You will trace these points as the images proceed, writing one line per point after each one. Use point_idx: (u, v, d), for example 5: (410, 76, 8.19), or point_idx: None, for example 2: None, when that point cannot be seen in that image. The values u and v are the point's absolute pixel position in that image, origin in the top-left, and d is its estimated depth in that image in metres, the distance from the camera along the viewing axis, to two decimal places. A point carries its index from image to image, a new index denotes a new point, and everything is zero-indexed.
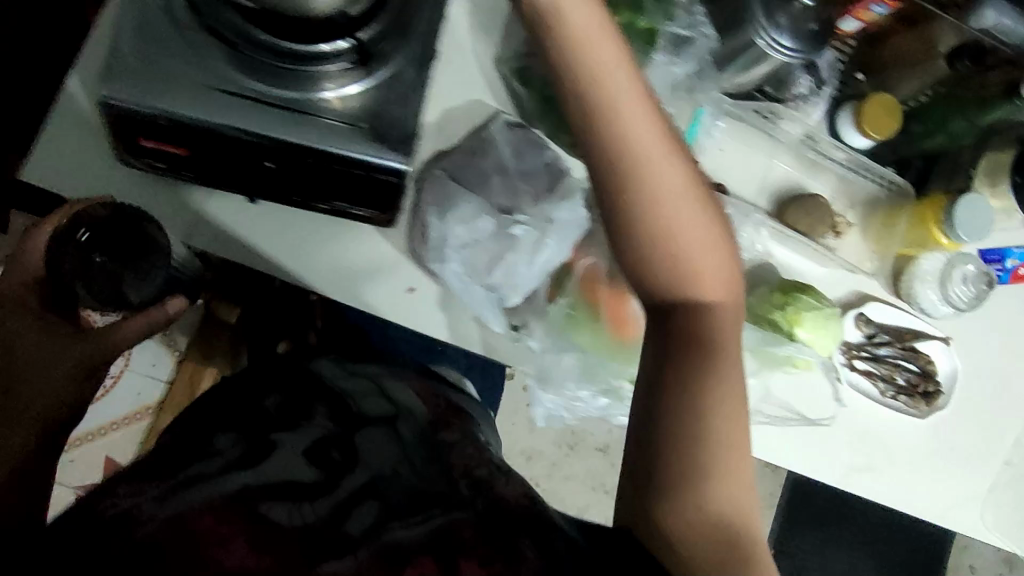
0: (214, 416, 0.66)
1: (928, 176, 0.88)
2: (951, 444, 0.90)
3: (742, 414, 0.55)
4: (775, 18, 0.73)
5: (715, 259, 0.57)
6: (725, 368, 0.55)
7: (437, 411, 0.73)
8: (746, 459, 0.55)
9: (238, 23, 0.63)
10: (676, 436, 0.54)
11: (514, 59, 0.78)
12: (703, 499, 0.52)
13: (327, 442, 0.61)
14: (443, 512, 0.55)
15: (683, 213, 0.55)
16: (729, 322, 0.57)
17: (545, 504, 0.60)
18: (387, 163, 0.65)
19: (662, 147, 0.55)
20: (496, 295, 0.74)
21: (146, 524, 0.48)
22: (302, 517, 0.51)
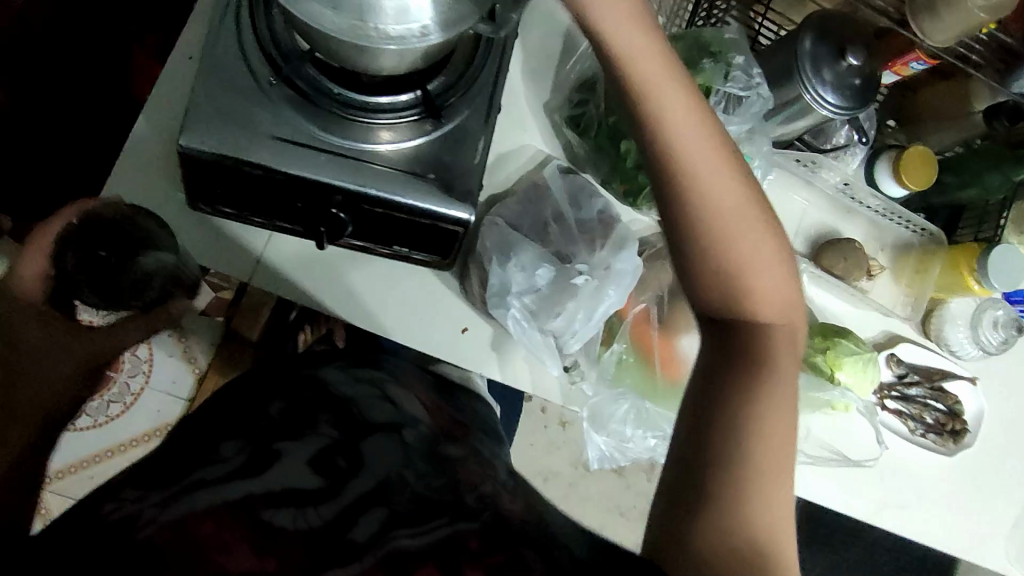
0: (218, 424, 0.57)
1: (956, 224, 0.92)
2: (976, 479, 0.92)
3: (791, 429, 0.52)
4: (823, 74, 0.74)
5: (773, 279, 0.56)
6: (774, 376, 0.53)
7: (442, 423, 0.66)
8: (784, 481, 0.51)
9: (316, 78, 0.65)
10: (723, 447, 0.51)
11: (567, 106, 0.81)
12: (740, 514, 0.48)
13: (334, 449, 0.53)
14: (450, 522, 0.45)
15: (739, 232, 0.56)
16: (789, 343, 0.56)
17: (557, 525, 0.50)
18: (455, 214, 0.68)
19: (711, 160, 0.56)
20: (555, 340, 0.74)
21: (142, 529, 0.40)
22: (306, 521, 0.43)
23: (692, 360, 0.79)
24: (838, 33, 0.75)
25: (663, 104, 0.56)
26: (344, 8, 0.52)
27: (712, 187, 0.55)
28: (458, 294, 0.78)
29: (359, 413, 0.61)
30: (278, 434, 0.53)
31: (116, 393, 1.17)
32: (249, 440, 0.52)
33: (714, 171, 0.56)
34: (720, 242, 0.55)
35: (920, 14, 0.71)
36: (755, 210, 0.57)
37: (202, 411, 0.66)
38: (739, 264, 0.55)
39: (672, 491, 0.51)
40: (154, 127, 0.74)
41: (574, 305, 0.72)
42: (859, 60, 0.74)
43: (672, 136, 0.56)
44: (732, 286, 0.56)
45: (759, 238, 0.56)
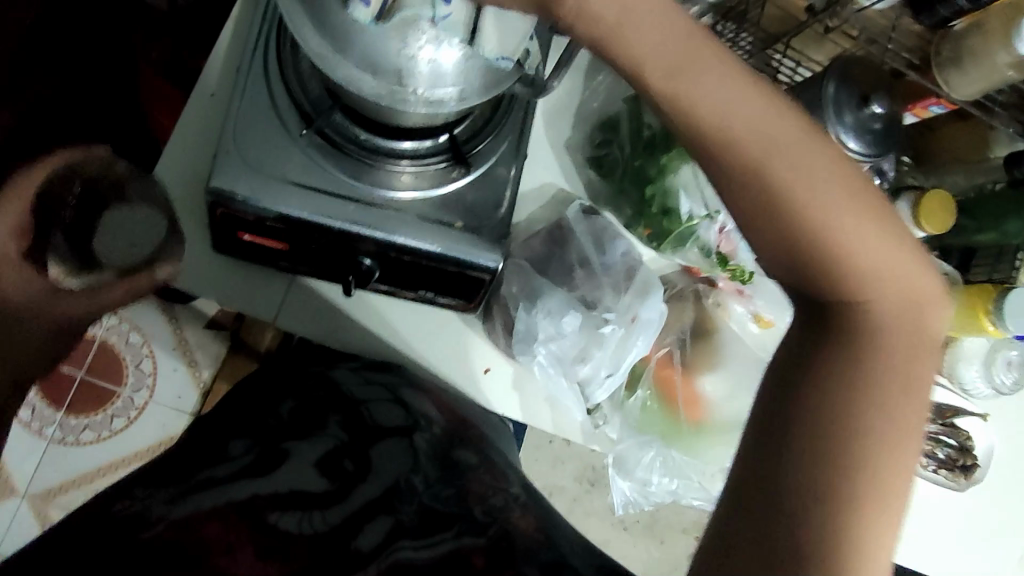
0: (234, 421, 0.67)
1: (970, 262, 0.92)
2: (985, 513, 0.93)
3: (896, 439, 0.45)
4: (844, 119, 0.74)
5: (876, 277, 0.48)
6: (873, 376, 0.46)
7: (452, 424, 0.72)
8: (891, 476, 0.45)
9: (345, 127, 0.66)
10: (809, 444, 0.45)
11: (590, 146, 0.80)
12: (833, 524, 0.43)
13: (342, 451, 0.62)
14: (454, 537, 0.52)
15: (837, 223, 0.47)
16: (902, 340, 0.48)
17: (559, 540, 0.57)
18: (483, 262, 0.68)
19: (812, 162, 0.47)
20: (581, 388, 0.74)
21: (153, 527, 0.45)
22: (311, 524, 0.50)
23: (714, 401, 0.79)
24: (859, 80, 0.75)
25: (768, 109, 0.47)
26: (386, 75, 0.54)
27: (813, 188, 0.46)
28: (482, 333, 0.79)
29: (366, 416, 0.69)
30: (289, 434, 0.63)
31: (121, 408, 1.20)
32: (260, 441, 0.61)
33: (817, 171, 0.47)
34: (824, 246, 0.47)
35: (944, 67, 0.72)
36: (863, 195, 0.47)
37: (213, 420, 0.71)
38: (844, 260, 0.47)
39: (739, 516, 0.45)
40: (175, 162, 0.73)
41: (600, 355, 0.73)
42: (883, 106, 0.74)
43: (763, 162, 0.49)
44: (812, 258, 0.48)
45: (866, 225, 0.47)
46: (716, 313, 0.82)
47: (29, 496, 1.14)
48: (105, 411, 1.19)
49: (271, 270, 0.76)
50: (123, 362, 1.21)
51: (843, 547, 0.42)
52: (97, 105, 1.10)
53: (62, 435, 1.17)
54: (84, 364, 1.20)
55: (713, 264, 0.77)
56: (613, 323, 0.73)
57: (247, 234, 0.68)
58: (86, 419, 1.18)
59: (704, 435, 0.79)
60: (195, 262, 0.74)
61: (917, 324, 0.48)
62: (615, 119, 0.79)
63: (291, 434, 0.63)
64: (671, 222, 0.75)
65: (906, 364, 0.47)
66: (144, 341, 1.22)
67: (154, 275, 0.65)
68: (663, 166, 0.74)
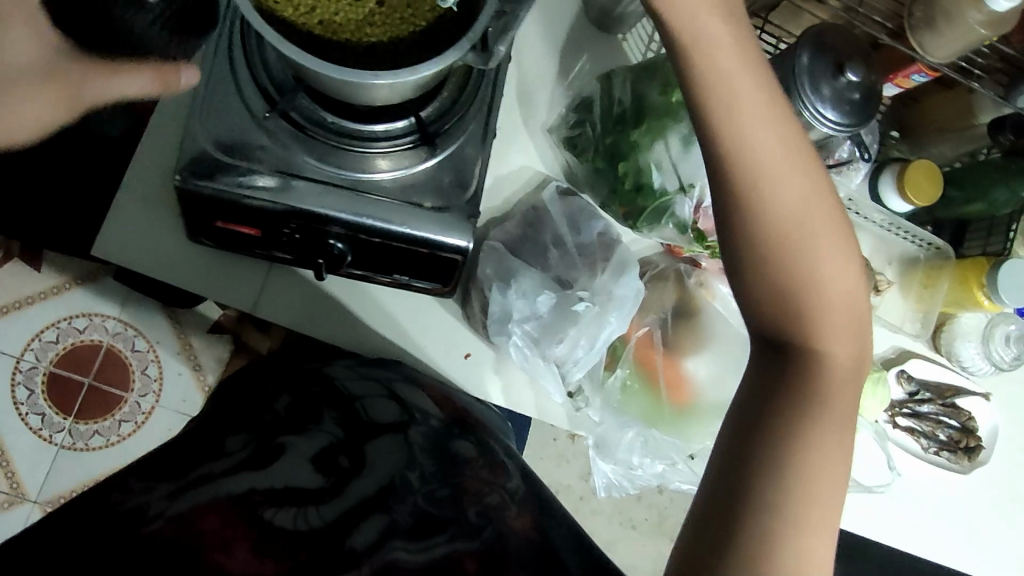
0: (229, 418, 0.67)
1: (963, 234, 0.91)
2: (995, 495, 0.90)
3: (844, 438, 0.51)
4: (822, 91, 0.72)
5: (827, 303, 0.53)
6: (827, 387, 0.52)
7: (454, 412, 0.73)
8: (837, 479, 0.49)
9: (311, 110, 0.66)
10: (768, 441, 0.49)
11: (564, 127, 0.80)
12: (788, 514, 0.47)
13: (337, 447, 0.62)
14: (447, 541, 0.51)
15: (800, 242, 0.53)
16: (851, 360, 0.53)
17: (557, 535, 0.56)
18: (453, 241, 0.68)
19: (776, 165, 0.53)
20: (558, 369, 0.73)
21: (152, 522, 0.45)
22: (307, 522, 0.50)
23: (698, 380, 0.77)
24: (834, 49, 0.73)
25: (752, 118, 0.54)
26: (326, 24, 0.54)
27: (788, 202, 0.53)
28: (462, 319, 0.80)
29: (360, 411, 0.69)
30: (284, 429, 0.63)
31: (128, 413, 1.18)
32: (256, 437, 0.61)
33: (795, 190, 0.53)
34: (784, 247, 0.53)
35: (918, 29, 0.70)
36: (832, 225, 0.54)
37: (206, 418, 0.71)
38: (803, 283, 0.53)
39: (705, 508, 0.49)
40: (151, 156, 0.73)
41: (575, 334, 0.71)
42: (858, 75, 0.73)
43: (731, 145, 0.53)
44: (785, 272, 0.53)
45: (825, 249, 0.53)
46: (699, 293, 0.80)
47: (41, 502, 1.13)
48: (112, 417, 1.17)
49: (250, 258, 0.76)
50: (130, 369, 1.19)
51: (791, 534, 0.46)
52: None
53: (71, 441, 1.16)
54: (91, 371, 1.18)
55: (691, 240, 0.76)
56: (586, 300, 0.71)
57: (221, 221, 0.69)
58: (94, 424, 1.17)
59: (689, 416, 0.76)
60: (175, 253, 0.74)
61: (862, 345, 0.54)
62: (588, 98, 0.78)
63: (287, 429, 0.63)
64: (646, 199, 0.74)
65: (851, 377, 0.53)
66: (150, 346, 1.19)
67: (177, 76, 0.61)
68: (634, 142, 0.74)
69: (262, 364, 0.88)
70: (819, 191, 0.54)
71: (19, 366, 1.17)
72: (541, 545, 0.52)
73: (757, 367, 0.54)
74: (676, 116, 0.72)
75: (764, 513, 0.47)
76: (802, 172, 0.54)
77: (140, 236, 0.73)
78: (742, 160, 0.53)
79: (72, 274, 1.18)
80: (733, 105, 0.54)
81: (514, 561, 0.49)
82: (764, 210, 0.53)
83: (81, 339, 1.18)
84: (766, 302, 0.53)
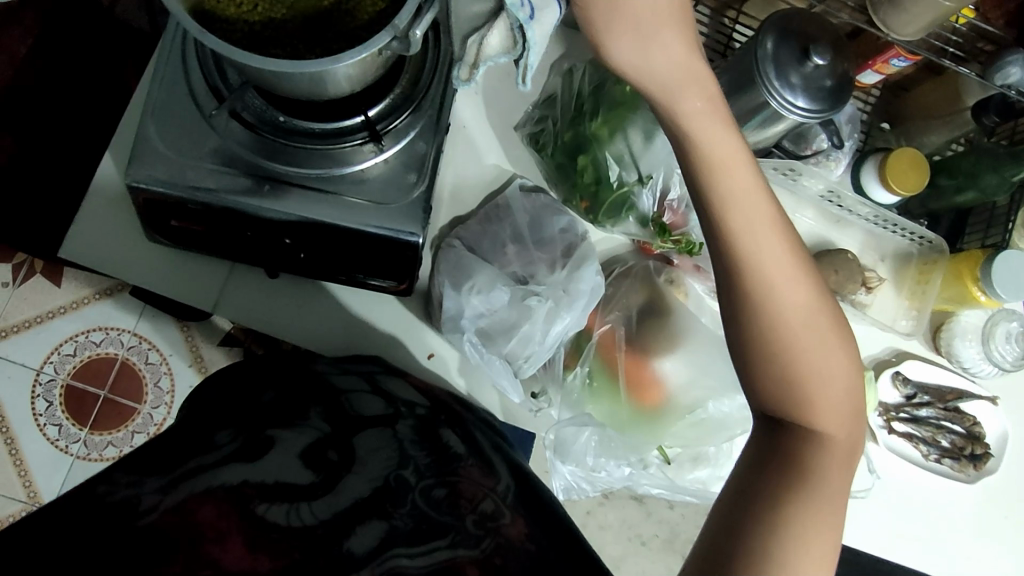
0: (214, 411, 0.65)
1: (961, 228, 0.86)
2: (1007, 507, 0.84)
3: (839, 464, 0.53)
4: (790, 80, 0.68)
5: (823, 339, 0.53)
6: (823, 422, 0.53)
7: (436, 402, 0.73)
8: (835, 501, 0.51)
9: (262, 109, 0.66)
10: (759, 477, 0.52)
11: (529, 123, 0.79)
12: (788, 541, 0.48)
13: (325, 442, 0.62)
14: (448, 546, 0.49)
15: (781, 288, 0.53)
16: (845, 393, 0.54)
17: (551, 539, 0.52)
18: (402, 237, 0.67)
19: (731, 173, 0.54)
20: (512, 366, 0.71)
21: (147, 515, 0.43)
22: (300, 518, 0.50)
23: (671, 382, 0.73)
24: (802, 33, 0.70)
25: (708, 146, 0.54)
26: None
27: (766, 254, 0.53)
28: (426, 321, 0.79)
29: (347, 406, 0.68)
30: (271, 422, 0.63)
31: (141, 424, 1.10)
32: (242, 431, 0.60)
33: (757, 209, 0.54)
34: (749, 269, 0.53)
35: (882, 8, 0.67)
36: (798, 254, 0.55)
37: (192, 406, 0.70)
38: (791, 330, 0.53)
39: (709, 542, 0.50)
40: (114, 162, 0.75)
41: (528, 330, 0.69)
42: (826, 59, 0.68)
43: (712, 160, 0.54)
44: (760, 300, 0.53)
45: (804, 292, 0.54)
46: (670, 290, 0.78)
47: None
48: (125, 428, 1.09)
49: (212, 259, 0.77)
50: (143, 380, 1.11)
51: (794, 560, 0.47)
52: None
53: (87, 452, 1.08)
54: (107, 383, 1.10)
55: (654, 235, 0.75)
56: (541, 296, 0.69)
57: (175, 220, 0.70)
58: (109, 435, 1.09)
59: (658, 418, 0.73)
60: (139, 257, 0.76)
61: (855, 381, 0.55)
62: (552, 94, 0.78)
63: (276, 424, 0.63)
64: (604, 192, 0.73)
65: (850, 408, 0.54)
66: (164, 358, 1.11)
67: None
68: (593, 136, 0.72)
69: (249, 360, 0.80)
70: (799, 238, 0.55)
71: (38, 379, 1.09)
72: (537, 555, 0.49)
73: (759, 406, 0.55)
74: (634, 107, 0.71)
75: (761, 541, 0.48)
76: (784, 227, 0.55)
77: (106, 238, 0.75)
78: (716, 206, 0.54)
79: (93, 287, 1.12)
80: (703, 153, 0.54)
81: (515, 563, 0.47)
82: (745, 260, 0.53)
83: (98, 352, 1.11)
84: (761, 343, 0.53)
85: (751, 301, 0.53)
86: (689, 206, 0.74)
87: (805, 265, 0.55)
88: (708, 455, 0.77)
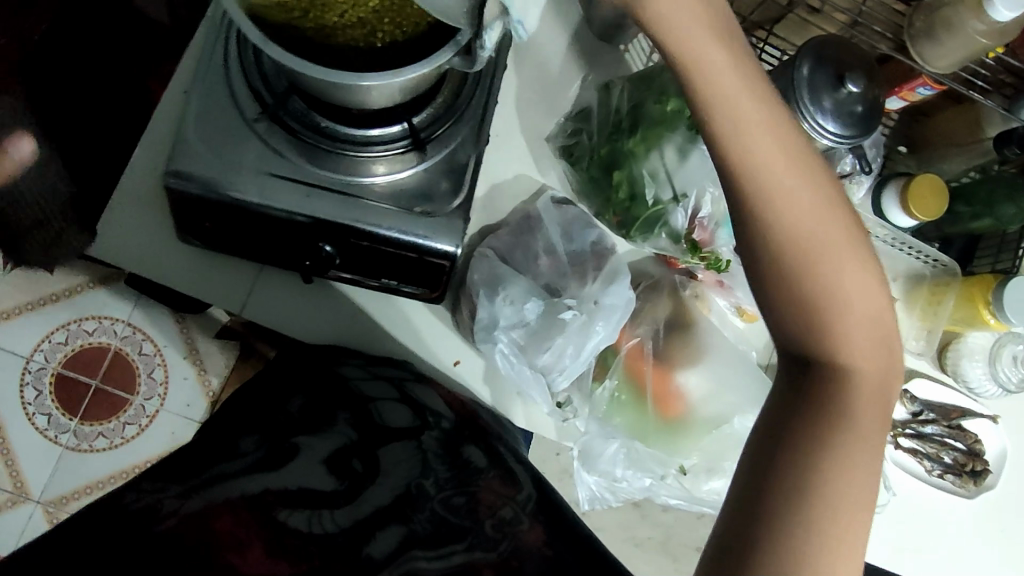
0: (244, 417, 0.66)
1: (972, 253, 0.89)
2: (1003, 521, 0.87)
3: (873, 428, 0.48)
4: (823, 104, 0.70)
5: (859, 300, 0.50)
6: (857, 389, 0.49)
7: (462, 417, 0.73)
8: (866, 475, 0.46)
9: (304, 113, 0.66)
10: (788, 446, 0.47)
11: (561, 135, 0.80)
12: (814, 510, 0.44)
13: (351, 450, 0.63)
14: (466, 550, 0.49)
15: (817, 243, 0.49)
16: (876, 358, 0.50)
17: (568, 547, 0.50)
18: (441, 246, 0.68)
19: (768, 132, 0.51)
20: (545, 378, 0.72)
21: (165, 520, 0.43)
22: (321, 525, 0.50)
23: (690, 395, 0.75)
24: (835, 60, 0.72)
25: (750, 126, 0.51)
26: None
27: (800, 218, 0.49)
28: (451, 326, 0.79)
29: (375, 415, 0.69)
30: (296, 431, 0.64)
31: (132, 416, 1.12)
32: (267, 439, 0.61)
33: (790, 164, 0.50)
34: (775, 222, 0.49)
35: (918, 40, 0.69)
36: (830, 206, 0.51)
37: (219, 419, 0.71)
38: (820, 291, 0.49)
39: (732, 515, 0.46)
40: (145, 158, 0.74)
41: (563, 340, 0.70)
42: (859, 86, 0.70)
43: (755, 133, 0.50)
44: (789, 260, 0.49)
45: (836, 246, 0.50)
46: (694, 304, 0.80)
47: (43, 502, 1.07)
48: (116, 419, 1.11)
49: (242, 260, 0.76)
50: (135, 372, 1.13)
51: (823, 538, 0.44)
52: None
53: (76, 443, 1.10)
54: (99, 372, 1.12)
55: (684, 251, 0.76)
56: (574, 309, 0.70)
57: (210, 222, 0.69)
58: (98, 426, 1.11)
59: (681, 430, 0.75)
60: (166, 255, 0.75)
61: (885, 373, 0.50)
62: (586, 107, 0.80)
63: (301, 430, 0.64)
64: (639, 208, 0.75)
65: (880, 374, 0.50)
66: (158, 350, 1.14)
67: None
68: (630, 152, 0.74)
69: (269, 372, 0.80)
70: (847, 221, 0.51)
71: (27, 367, 1.11)
72: (554, 561, 0.48)
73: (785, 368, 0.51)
74: (672, 126, 0.71)
75: (787, 512, 0.44)
76: (831, 199, 0.51)
77: (134, 235, 0.74)
78: (756, 185, 0.50)
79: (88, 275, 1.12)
80: (724, 129, 0.51)
81: (531, 565, 0.47)
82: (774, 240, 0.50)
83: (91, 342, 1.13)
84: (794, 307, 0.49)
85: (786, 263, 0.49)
86: (718, 223, 0.75)
87: (839, 218, 0.51)
88: (725, 469, 0.77)
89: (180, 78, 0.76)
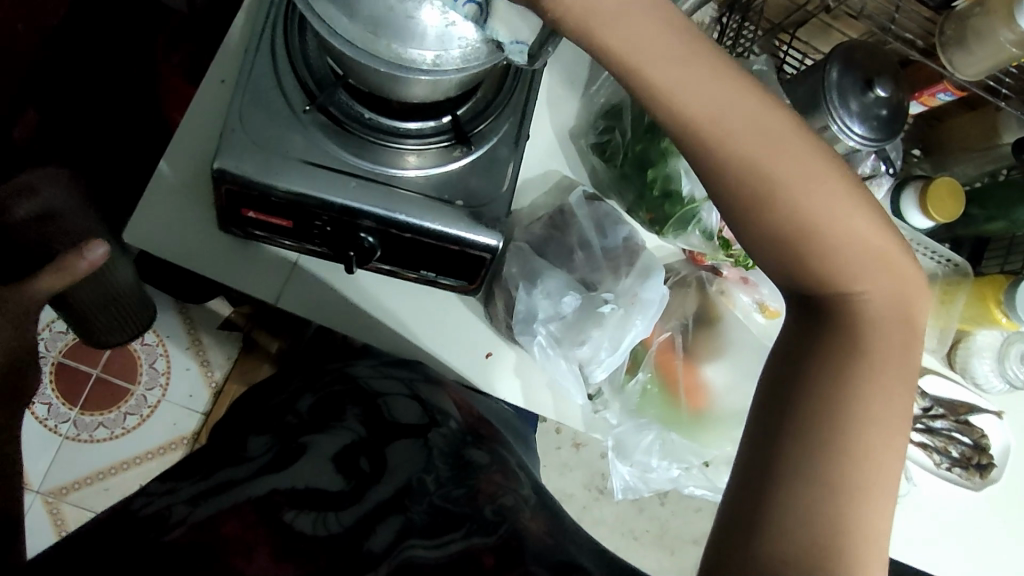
0: (252, 424, 0.66)
1: (981, 254, 0.93)
2: (1004, 511, 0.91)
3: (891, 401, 0.47)
4: (850, 107, 0.72)
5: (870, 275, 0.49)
6: (875, 363, 0.48)
7: (470, 420, 0.71)
8: (886, 455, 0.46)
9: (349, 106, 0.68)
10: (802, 433, 0.46)
11: (592, 133, 0.82)
12: (824, 493, 0.44)
13: (360, 446, 0.62)
14: (463, 537, 0.49)
15: (824, 221, 0.48)
16: (892, 330, 0.49)
17: (572, 545, 0.53)
18: (483, 239, 0.68)
19: (758, 113, 0.47)
20: (581, 370, 0.74)
21: (172, 530, 0.45)
22: (327, 527, 0.49)
23: (715, 387, 0.78)
24: (862, 65, 0.74)
25: (745, 109, 0.47)
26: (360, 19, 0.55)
27: (803, 199, 0.47)
28: (483, 318, 0.80)
29: (384, 410, 0.69)
30: (305, 429, 0.63)
31: (134, 406, 1.21)
32: (279, 439, 0.60)
33: (785, 142, 0.47)
34: (773, 203, 0.48)
35: (949, 47, 0.72)
36: (829, 176, 0.48)
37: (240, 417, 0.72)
38: (825, 268, 0.49)
39: (738, 504, 0.46)
40: (180, 148, 0.75)
41: (599, 334, 0.72)
42: (887, 90, 0.72)
43: (755, 117, 0.47)
44: (795, 243, 0.48)
45: (842, 220, 0.48)
46: (720, 299, 0.82)
47: (43, 492, 1.15)
48: (118, 410, 1.20)
49: (279, 253, 0.77)
50: (139, 362, 1.23)
51: (837, 523, 0.44)
52: (103, 101, 1.10)
53: (76, 433, 1.18)
54: (99, 364, 1.22)
55: (716, 247, 0.78)
56: (613, 303, 0.72)
57: (252, 211, 0.69)
58: (99, 417, 1.20)
59: (706, 422, 0.78)
60: (198, 245, 0.75)
61: (901, 338, 0.49)
62: (618, 103, 0.80)
63: (309, 429, 0.63)
64: (673, 206, 0.77)
65: (897, 346, 0.49)
66: (159, 340, 1.24)
67: None
68: (664, 151, 0.75)
69: (279, 377, 0.81)
70: (851, 188, 0.49)
71: None
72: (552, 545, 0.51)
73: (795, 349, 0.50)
74: None
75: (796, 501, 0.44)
76: (831, 173, 0.48)
77: (166, 225, 0.74)
78: (763, 171, 0.47)
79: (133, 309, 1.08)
80: (702, 137, 0.47)
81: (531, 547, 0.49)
82: (770, 244, 0.49)
83: None
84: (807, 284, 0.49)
85: (792, 245, 0.48)
86: None
87: (845, 189, 0.48)
88: None
89: (219, 69, 0.77)
